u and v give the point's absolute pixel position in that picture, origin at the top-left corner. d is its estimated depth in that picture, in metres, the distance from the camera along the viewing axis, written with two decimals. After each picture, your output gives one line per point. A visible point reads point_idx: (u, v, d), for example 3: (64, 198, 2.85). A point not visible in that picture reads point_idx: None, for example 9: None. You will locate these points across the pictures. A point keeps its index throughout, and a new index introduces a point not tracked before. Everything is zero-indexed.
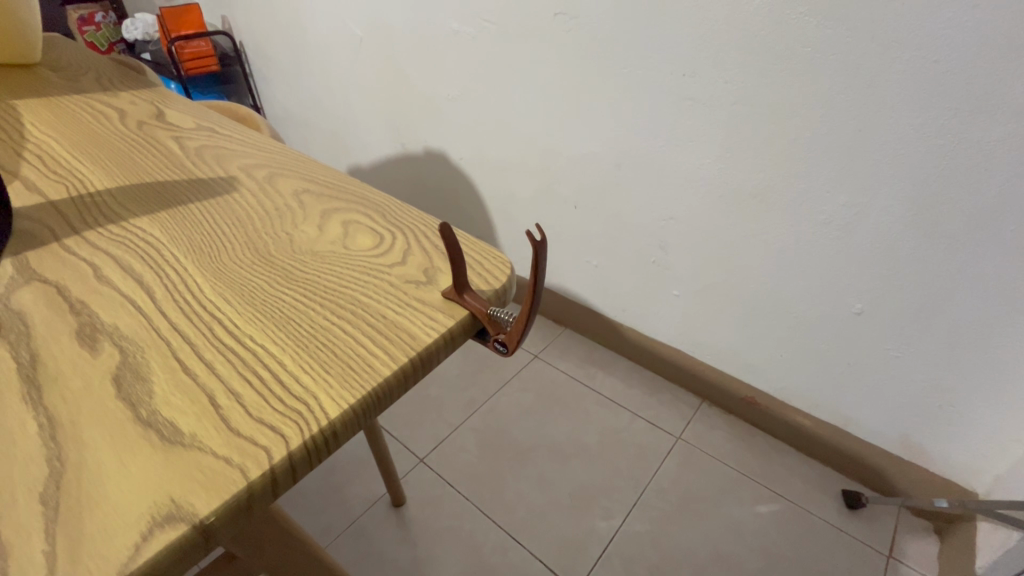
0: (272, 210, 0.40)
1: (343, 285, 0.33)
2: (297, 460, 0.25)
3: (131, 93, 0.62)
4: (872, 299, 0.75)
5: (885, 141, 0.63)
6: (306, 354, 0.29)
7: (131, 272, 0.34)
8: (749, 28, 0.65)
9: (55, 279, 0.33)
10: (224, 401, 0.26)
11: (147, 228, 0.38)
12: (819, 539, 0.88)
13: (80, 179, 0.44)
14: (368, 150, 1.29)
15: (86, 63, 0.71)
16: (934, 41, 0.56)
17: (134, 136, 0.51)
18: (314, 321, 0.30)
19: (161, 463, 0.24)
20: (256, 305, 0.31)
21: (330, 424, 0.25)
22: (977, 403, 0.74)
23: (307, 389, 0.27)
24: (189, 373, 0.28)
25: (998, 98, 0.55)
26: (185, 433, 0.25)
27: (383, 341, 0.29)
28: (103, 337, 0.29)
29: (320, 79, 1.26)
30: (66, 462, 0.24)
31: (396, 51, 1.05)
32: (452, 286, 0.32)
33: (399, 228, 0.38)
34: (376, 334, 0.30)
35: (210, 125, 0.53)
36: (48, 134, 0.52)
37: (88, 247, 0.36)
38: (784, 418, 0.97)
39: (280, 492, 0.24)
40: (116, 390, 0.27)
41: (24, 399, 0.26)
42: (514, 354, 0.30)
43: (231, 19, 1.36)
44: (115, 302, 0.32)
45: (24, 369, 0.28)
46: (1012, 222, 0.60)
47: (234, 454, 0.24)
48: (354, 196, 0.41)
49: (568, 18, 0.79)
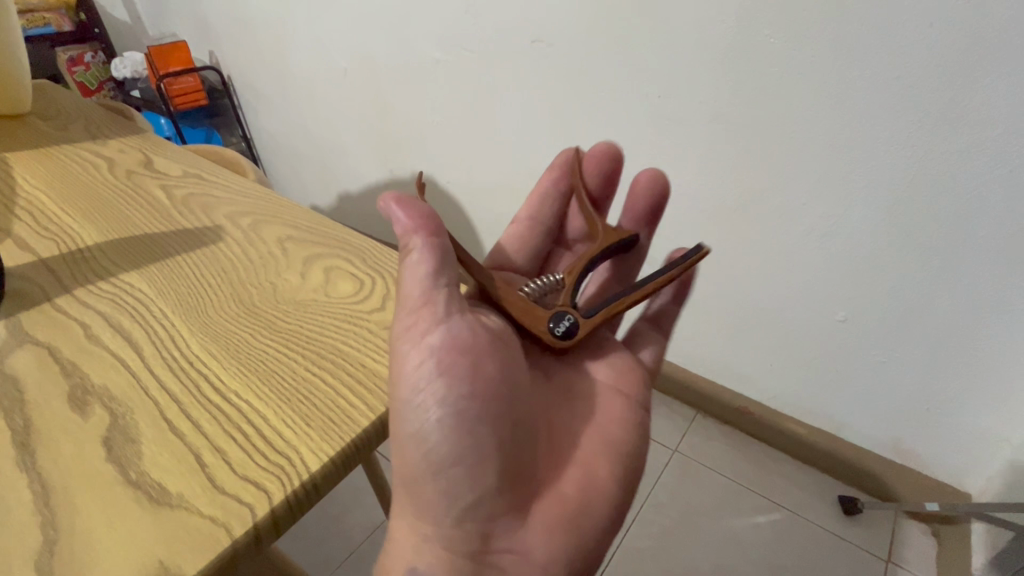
0: (256, 259, 0.42)
1: (324, 335, 0.36)
2: (280, 514, 0.27)
3: (119, 141, 0.63)
4: (855, 307, 0.77)
5: (857, 154, 0.66)
6: (288, 407, 0.31)
7: (120, 328, 0.35)
8: (718, 53, 0.68)
9: (46, 339, 0.35)
10: (211, 460, 0.28)
11: (135, 283, 0.39)
12: (818, 547, 0.89)
13: (70, 234, 0.46)
14: (357, 178, 1.30)
15: (76, 112, 0.73)
16: (895, 58, 0.58)
17: (123, 186, 0.53)
18: (296, 374, 0.33)
19: (151, 525, 0.26)
20: (242, 359, 0.33)
21: (311, 477, 0.28)
22: (964, 405, 0.76)
23: (291, 443, 0.29)
24: (177, 432, 0.30)
25: (959, 111, 0.58)
26: (173, 493, 0.27)
27: (362, 391, 0.32)
28: (92, 398, 0.31)
29: (308, 111, 1.28)
30: (59, 528, 0.26)
31: (381, 82, 1.07)
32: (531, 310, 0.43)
33: (377, 273, 0.41)
34: (354, 385, 0.33)
35: (197, 171, 0.55)
36: (38, 188, 0.54)
37: (78, 304, 0.37)
38: (779, 426, 0.98)
39: (264, 547, 0.26)
40: (106, 453, 0.28)
41: (17, 464, 0.28)
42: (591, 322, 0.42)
43: (220, 54, 1.38)
44: (103, 361, 0.33)
45: (16, 434, 0.29)
46: (983, 227, 0.62)
47: (220, 513, 0.26)
48: (335, 240, 0.44)
49: (546, 45, 0.81)
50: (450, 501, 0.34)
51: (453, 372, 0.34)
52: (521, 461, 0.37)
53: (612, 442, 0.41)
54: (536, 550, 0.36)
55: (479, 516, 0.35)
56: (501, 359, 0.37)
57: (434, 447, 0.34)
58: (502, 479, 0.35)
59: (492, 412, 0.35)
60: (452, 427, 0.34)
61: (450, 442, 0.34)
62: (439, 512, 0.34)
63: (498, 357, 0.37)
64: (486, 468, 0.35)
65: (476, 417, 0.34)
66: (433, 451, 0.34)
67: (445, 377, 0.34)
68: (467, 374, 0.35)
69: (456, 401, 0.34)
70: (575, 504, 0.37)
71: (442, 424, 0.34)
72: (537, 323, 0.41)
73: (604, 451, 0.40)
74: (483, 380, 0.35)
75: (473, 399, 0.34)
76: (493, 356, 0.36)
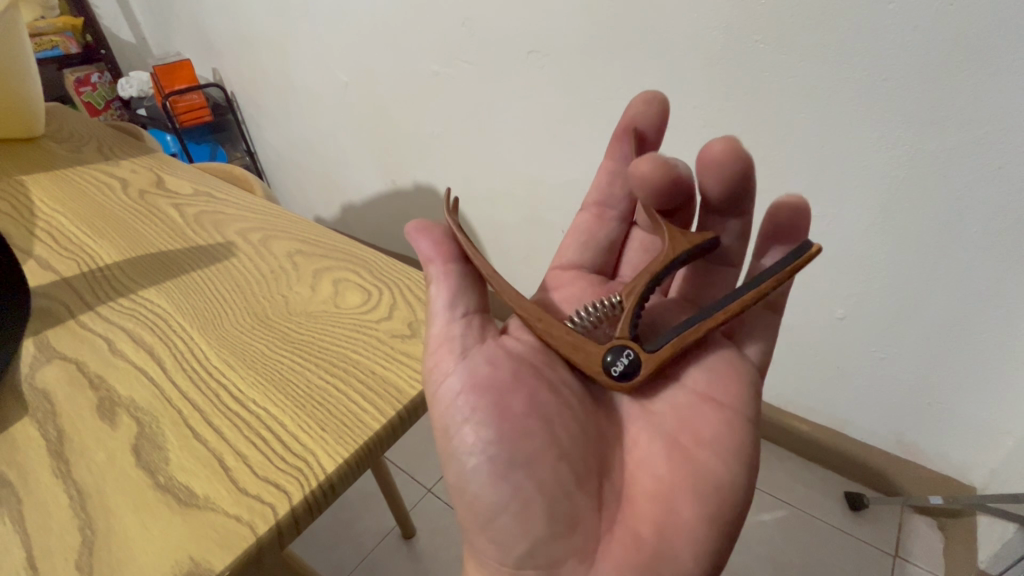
0: (267, 274, 0.44)
1: (336, 345, 0.38)
2: (299, 513, 0.29)
3: (131, 160, 0.65)
4: (854, 305, 0.77)
5: (849, 154, 0.66)
6: (303, 414, 0.33)
7: (144, 344, 0.38)
8: (709, 58, 0.69)
9: (74, 356, 0.38)
10: (233, 463, 0.31)
11: (154, 299, 0.42)
12: (824, 543, 0.90)
13: (88, 253, 0.48)
14: (359, 188, 1.32)
15: (88, 134, 0.75)
16: (881, 60, 0.59)
17: (136, 205, 0.55)
18: (311, 381, 0.35)
19: (180, 524, 0.28)
20: (259, 370, 0.36)
21: (327, 477, 0.30)
22: (963, 398, 0.76)
23: (307, 447, 0.31)
24: (200, 439, 0.32)
25: (947, 110, 0.58)
26: (199, 495, 0.29)
27: (374, 396, 0.34)
28: (120, 410, 0.34)
29: (309, 123, 1.30)
30: (96, 530, 0.28)
31: (381, 93, 1.09)
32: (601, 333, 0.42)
33: (383, 283, 0.43)
34: (365, 389, 0.35)
35: (206, 188, 0.57)
36: (55, 208, 0.56)
37: (101, 322, 0.40)
38: (783, 424, 0.99)
39: (286, 543, 0.29)
40: (136, 458, 0.31)
41: (54, 472, 0.31)
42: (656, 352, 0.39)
43: (222, 71, 1.41)
44: (130, 376, 0.36)
45: (52, 445, 0.32)
46: (976, 222, 0.63)
47: (243, 512, 0.28)
48: (342, 252, 0.46)
49: (541, 55, 0.83)
50: (503, 550, 0.36)
51: (481, 414, 0.36)
52: (585, 503, 0.36)
53: (701, 469, 0.38)
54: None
55: (537, 565, 0.35)
56: (528, 392, 0.37)
57: (477, 492, 0.36)
58: (557, 524, 0.35)
59: (522, 456, 0.35)
60: (490, 472, 0.35)
61: (487, 490, 0.36)
62: (498, 558, 0.36)
63: (525, 393, 0.37)
64: (534, 515, 0.35)
65: (509, 461, 0.35)
66: (478, 496, 0.36)
67: (471, 419, 0.36)
68: (492, 415, 0.36)
69: (486, 445, 0.36)
70: (649, 546, 0.36)
71: (479, 472, 0.36)
72: (589, 361, 0.39)
73: (689, 485, 0.38)
74: (511, 419, 0.36)
75: (502, 442, 0.36)
76: (519, 391, 0.37)
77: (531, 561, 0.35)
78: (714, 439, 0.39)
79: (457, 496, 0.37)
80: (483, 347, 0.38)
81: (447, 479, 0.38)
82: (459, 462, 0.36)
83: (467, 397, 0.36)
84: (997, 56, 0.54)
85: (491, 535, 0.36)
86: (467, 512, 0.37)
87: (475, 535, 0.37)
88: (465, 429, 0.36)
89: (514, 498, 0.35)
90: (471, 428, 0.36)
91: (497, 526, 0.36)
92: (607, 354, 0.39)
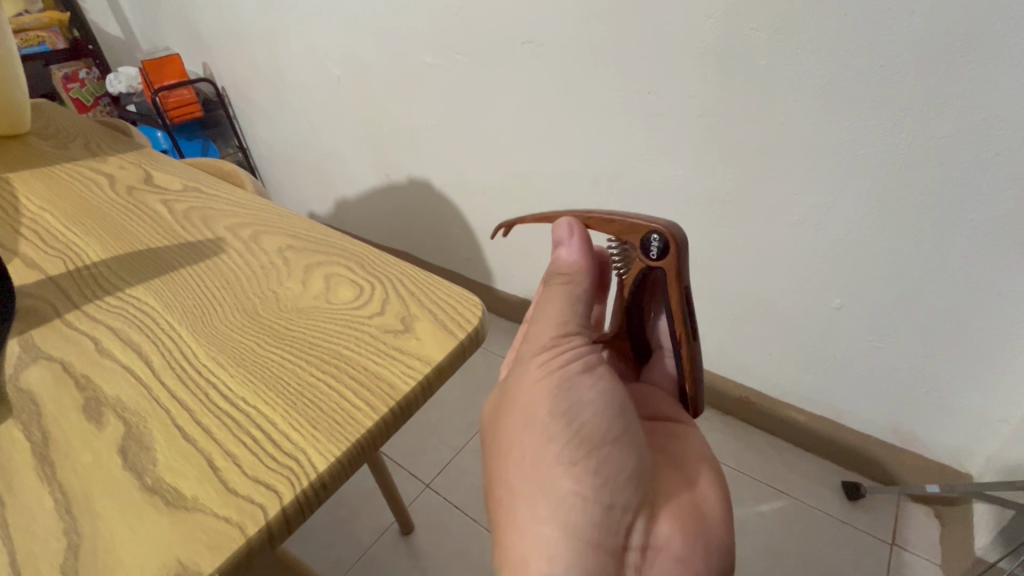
0: (257, 269, 0.43)
1: (327, 341, 0.37)
2: (290, 513, 0.28)
3: (119, 156, 0.64)
4: (850, 295, 0.77)
5: (846, 142, 0.66)
6: (295, 412, 0.33)
7: (130, 343, 0.37)
8: (703, 48, 0.68)
9: (60, 355, 0.37)
10: (222, 463, 0.30)
11: (142, 296, 0.41)
12: (822, 532, 0.90)
13: (74, 251, 0.47)
14: (354, 183, 1.31)
15: (75, 130, 0.74)
16: (878, 49, 0.59)
17: (123, 202, 0.54)
18: (303, 378, 0.35)
19: (169, 525, 0.28)
20: (250, 367, 0.35)
21: (319, 476, 0.29)
22: (960, 387, 0.76)
23: (297, 445, 0.31)
24: (189, 438, 0.32)
25: (944, 97, 0.58)
26: (187, 496, 0.29)
27: (367, 392, 0.34)
28: (107, 410, 0.33)
29: (301, 118, 1.29)
30: (81, 533, 0.28)
31: (373, 86, 1.08)
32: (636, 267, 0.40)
33: (376, 279, 0.42)
34: (359, 386, 0.34)
35: (195, 184, 0.56)
36: (42, 206, 0.55)
37: (88, 320, 0.40)
38: (780, 415, 0.99)
39: (276, 544, 0.28)
40: (122, 459, 0.31)
41: (40, 475, 0.30)
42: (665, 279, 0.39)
43: (212, 65, 1.39)
44: (117, 375, 0.35)
45: (37, 447, 0.32)
46: (973, 211, 0.63)
47: (233, 513, 0.28)
48: (334, 248, 0.45)
49: (536, 45, 0.82)
50: (589, 498, 0.39)
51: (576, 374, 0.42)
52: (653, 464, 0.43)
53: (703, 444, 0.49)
54: (665, 545, 0.41)
55: (621, 507, 0.40)
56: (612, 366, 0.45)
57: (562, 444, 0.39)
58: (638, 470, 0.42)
59: (615, 416, 0.42)
60: (584, 424, 0.41)
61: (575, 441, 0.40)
62: (572, 510, 0.38)
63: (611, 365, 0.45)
64: (617, 464, 0.41)
65: (607, 415, 0.42)
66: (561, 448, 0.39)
67: (576, 382, 0.41)
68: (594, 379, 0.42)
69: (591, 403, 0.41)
70: (689, 497, 0.44)
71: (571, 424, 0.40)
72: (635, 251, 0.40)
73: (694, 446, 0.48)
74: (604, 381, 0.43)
75: (598, 400, 0.42)
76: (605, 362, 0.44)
77: (617, 505, 0.39)
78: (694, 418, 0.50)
79: (531, 450, 0.39)
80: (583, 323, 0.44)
81: (515, 435, 0.40)
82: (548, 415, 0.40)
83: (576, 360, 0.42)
84: (997, 42, 0.53)
85: (579, 478, 0.39)
86: (543, 466, 0.39)
87: (547, 486, 0.38)
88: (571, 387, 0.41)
89: (615, 446, 0.41)
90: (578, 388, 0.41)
91: (579, 477, 0.39)
92: (654, 254, 0.39)
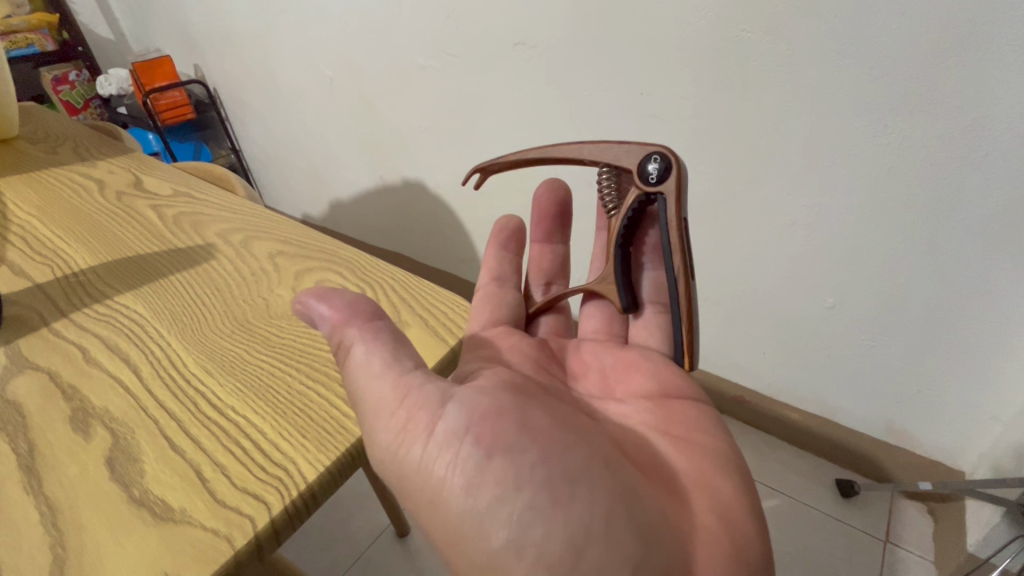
0: (248, 275, 0.43)
1: (309, 353, 0.37)
2: (279, 524, 0.28)
3: (109, 160, 0.64)
4: (843, 294, 0.77)
5: (837, 144, 0.66)
6: (283, 420, 0.33)
7: (119, 352, 0.37)
8: (694, 50, 0.69)
9: (47, 365, 0.37)
10: (211, 474, 0.30)
11: (132, 305, 0.41)
12: (817, 529, 0.90)
13: (62, 258, 0.47)
14: (347, 184, 1.30)
15: (64, 133, 0.73)
16: (868, 50, 0.59)
17: (112, 207, 0.54)
18: (290, 387, 0.35)
19: (155, 538, 0.27)
20: (237, 376, 0.36)
21: (308, 486, 0.30)
22: (952, 385, 0.77)
23: (287, 455, 0.31)
24: (177, 449, 0.31)
25: (934, 99, 0.58)
26: (175, 509, 0.29)
27: (319, 435, 0.32)
28: (94, 421, 0.33)
29: (293, 118, 1.28)
30: (67, 548, 0.27)
31: (367, 88, 1.07)
32: (639, 195, 0.43)
33: (369, 284, 0.44)
34: (302, 435, 0.32)
35: (186, 189, 0.56)
36: (29, 212, 0.54)
37: (75, 329, 0.39)
38: (776, 413, 0.99)
39: (265, 555, 0.28)
40: (109, 472, 0.30)
41: (25, 489, 0.30)
42: (670, 197, 0.41)
43: (204, 67, 1.38)
44: (104, 385, 0.35)
45: (23, 460, 0.31)
46: (965, 211, 0.63)
47: (221, 526, 0.28)
48: (326, 254, 0.46)
49: (528, 47, 0.82)
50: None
51: (494, 441, 0.33)
52: (648, 534, 0.32)
53: (703, 449, 0.39)
54: None
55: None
56: (519, 415, 0.34)
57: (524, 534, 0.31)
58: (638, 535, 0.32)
59: (565, 495, 0.32)
60: (538, 501, 0.31)
61: (539, 530, 0.31)
62: None
63: (519, 422, 0.34)
64: (605, 539, 0.31)
65: (558, 477, 0.32)
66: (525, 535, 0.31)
67: (485, 467, 0.32)
68: (506, 461, 0.32)
69: (522, 500, 0.31)
70: (722, 539, 0.35)
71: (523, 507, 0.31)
72: (635, 177, 0.43)
73: (706, 459, 0.39)
74: (538, 436, 0.33)
75: (541, 461, 0.32)
76: (520, 415, 0.34)
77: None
78: (687, 390, 0.42)
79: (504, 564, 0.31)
80: (433, 400, 0.33)
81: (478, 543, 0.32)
82: (491, 505, 0.32)
83: (462, 447, 0.32)
84: (987, 43, 0.54)
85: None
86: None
87: None
88: (489, 494, 0.32)
89: (591, 543, 0.31)
90: (492, 491, 0.32)
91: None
92: (653, 178, 0.42)
